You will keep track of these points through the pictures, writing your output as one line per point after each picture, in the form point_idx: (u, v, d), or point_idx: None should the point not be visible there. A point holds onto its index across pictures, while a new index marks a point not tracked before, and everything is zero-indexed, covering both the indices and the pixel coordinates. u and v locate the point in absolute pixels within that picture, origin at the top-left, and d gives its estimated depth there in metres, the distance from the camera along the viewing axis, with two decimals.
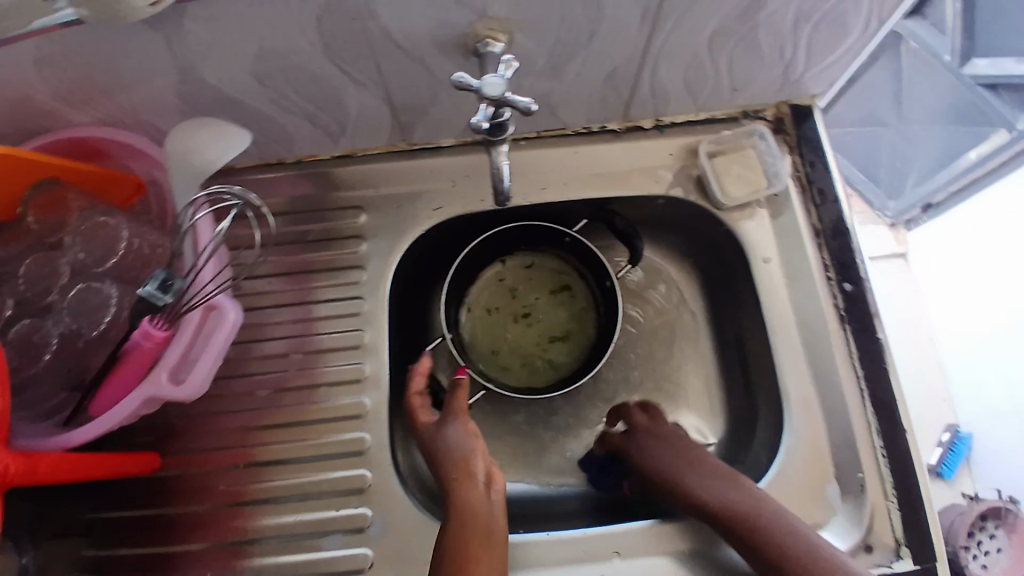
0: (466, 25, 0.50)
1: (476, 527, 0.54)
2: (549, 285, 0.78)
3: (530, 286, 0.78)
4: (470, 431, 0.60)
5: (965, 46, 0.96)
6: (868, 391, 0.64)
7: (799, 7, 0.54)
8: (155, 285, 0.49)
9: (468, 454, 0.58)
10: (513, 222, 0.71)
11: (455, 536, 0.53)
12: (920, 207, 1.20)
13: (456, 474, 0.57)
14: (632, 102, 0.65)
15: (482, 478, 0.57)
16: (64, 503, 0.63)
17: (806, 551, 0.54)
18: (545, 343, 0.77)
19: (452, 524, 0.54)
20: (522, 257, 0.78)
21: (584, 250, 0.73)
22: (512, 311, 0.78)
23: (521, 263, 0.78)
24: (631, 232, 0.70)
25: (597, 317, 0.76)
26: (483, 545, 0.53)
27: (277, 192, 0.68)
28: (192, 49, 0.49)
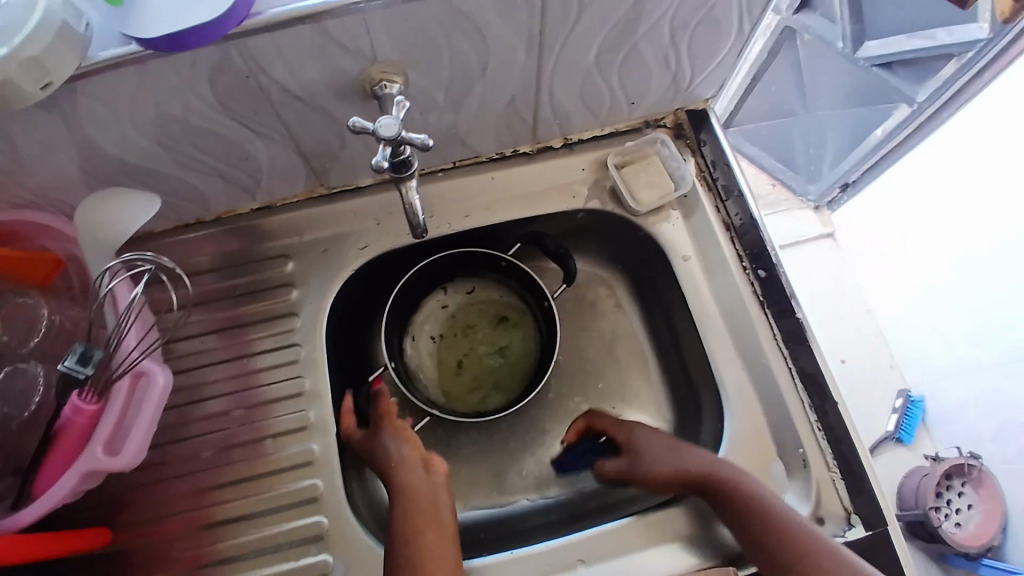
0: (358, 72, 0.53)
1: (422, 505, 0.59)
2: (490, 309, 0.80)
3: (473, 311, 0.80)
4: (403, 432, 0.65)
5: (855, 31, 0.98)
6: (797, 368, 0.67)
7: (674, 18, 0.57)
8: (74, 358, 0.51)
9: (402, 451, 0.63)
10: (446, 251, 0.73)
11: (404, 518, 0.58)
12: (838, 188, 1.29)
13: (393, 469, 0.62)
14: (538, 124, 0.68)
15: (421, 465, 0.62)
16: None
17: (773, 519, 0.58)
18: (492, 365, 0.78)
19: (399, 508, 0.59)
20: (462, 283, 0.79)
21: (521, 273, 0.74)
22: (456, 338, 0.79)
23: (463, 289, 0.79)
24: (563, 253, 0.73)
25: (539, 334, 0.77)
26: (432, 520, 0.58)
27: (199, 251, 0.69)
28: (87, 124, 0.50)
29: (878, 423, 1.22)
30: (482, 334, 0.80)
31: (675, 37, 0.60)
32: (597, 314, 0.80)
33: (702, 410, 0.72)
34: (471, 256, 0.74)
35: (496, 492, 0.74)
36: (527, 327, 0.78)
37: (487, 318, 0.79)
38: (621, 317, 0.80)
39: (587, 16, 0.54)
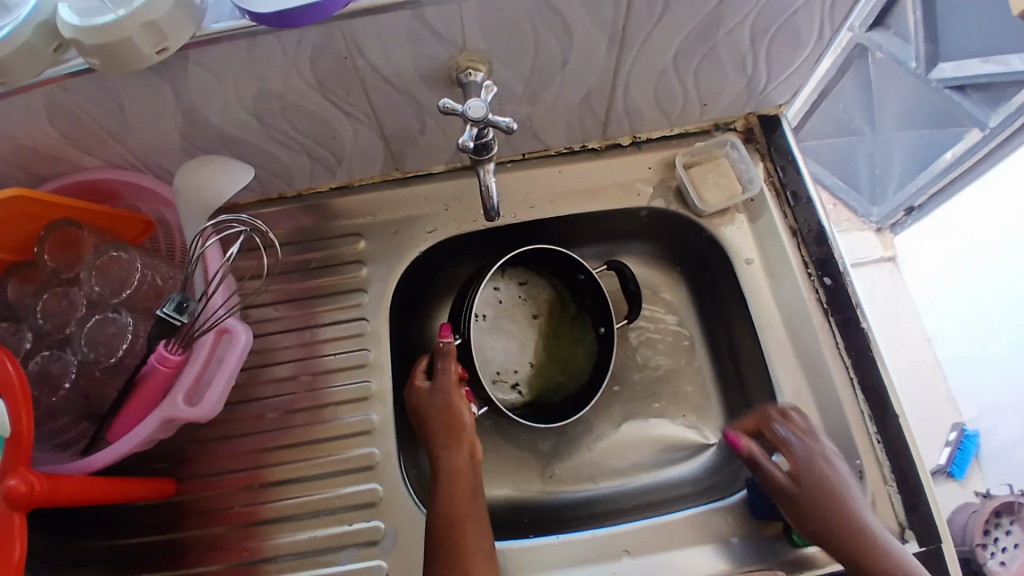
0: (447, 59, 0.55)
1: (464, 487, 0.61)
2: (540, 307, 0.78)
3: (523, 305, 0.77)
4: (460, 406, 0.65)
5: (929, 52, 0.98)
6: (857, 379, 0.66)
7: (755, 23, 0.58)
8: (172, 306, 0.55)
9: (461, 432, 0.64)
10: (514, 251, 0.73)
11: (447, 498, 0.60)
12: (903, 211, 1.26)
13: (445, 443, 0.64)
14: (608, 121, 0.70)
15: (467, 449, 0.64)
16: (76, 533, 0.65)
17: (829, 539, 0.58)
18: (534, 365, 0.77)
19: (443, 487, 0.61)
20: (518, 273, 0.77)
21: (585, 288, 0.76)
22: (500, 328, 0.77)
23: (516, 280, 0.77)
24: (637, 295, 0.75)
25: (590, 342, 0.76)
26: (470, 501, 0.60)
27: (278, 224, 0.72)
28: (194, 93, 0.53)
29: (929, 454, 1.19)
30: (527, 329, 0.77)
31: (754, 41, 0.61)
32: (664, 320, 0.80)
33: None
34: (556, 261, 0.75)
35: (541, 480, 0.75)
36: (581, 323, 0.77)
37: (534, 314, 0.77)
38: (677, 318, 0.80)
39: (670, 16, 0.55)
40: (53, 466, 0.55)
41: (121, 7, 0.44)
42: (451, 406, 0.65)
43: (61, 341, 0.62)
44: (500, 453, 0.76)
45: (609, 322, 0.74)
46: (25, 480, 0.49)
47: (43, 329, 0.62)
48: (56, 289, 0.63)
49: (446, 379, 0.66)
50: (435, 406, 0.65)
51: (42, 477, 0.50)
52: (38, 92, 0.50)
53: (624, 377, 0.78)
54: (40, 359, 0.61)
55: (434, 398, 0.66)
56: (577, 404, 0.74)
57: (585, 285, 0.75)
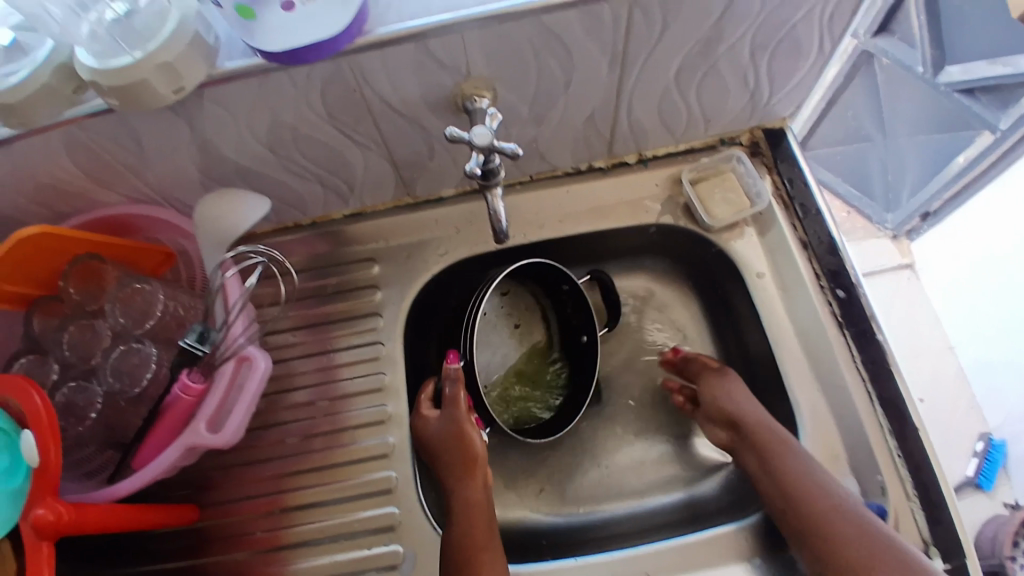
0: (452, 87, 0.57)
1: (479, 521, 0.61)
2: (521, 319, 0.79)
3: (504, 317, 0.79)
4: (469, 437, 0.65)
5: (935, 58, 0.98)
6: (875, 392, 0.66)
7: (754, 38, 0.59)
8: (193, 336, 0.57)
9: (474, 462, 0.65)
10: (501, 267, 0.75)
11: (464, 531, 0.60)
12: (919, 217, 1.25)
13: (460, 474, 0.64)
14: (614, 140, 0.71)
15: (480, 479, 0.65)
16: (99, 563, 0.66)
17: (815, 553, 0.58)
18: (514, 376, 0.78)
19: (459, 521, 0.61)
20: (501, 285, 0.78)
21: (567, 300, 0.77)
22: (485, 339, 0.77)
23: (499, 293, 0.78)
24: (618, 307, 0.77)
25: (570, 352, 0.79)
26: (486, 533, 0.61)
27: (293, 252, 0.74)
28: (210, 128, 0.55)
29: (956, 465, 1.17)
30: (507, 340, 0.79)
31: (754, 56, 0.62)
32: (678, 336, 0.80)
33: None
34: (537, 272, 0.75)
35: (560, 500, 0.75)
36: (567, 334, 0.79)
37: (515, 326, 0.79)
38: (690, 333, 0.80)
39: (669, 35, 0.56)
40: (80, 494, 0.56)
41: (137, 48, 0.46)
42: (462, 433, 0.65)
43: (87, 371, 0.64)
44: (517, 475, 0.76)
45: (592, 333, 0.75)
46: (52, 509, 0.50)
47: (69, 360, 0.64)
48: (81, 321, 0.65)
49: (456, 408, 0.66)
50: (446, 434, 0.65)
51: (70, 506, 0.51)
52: (58, 132, 0.52)
53: (636, 394, 0.79)
54: (66, 390, 0.63)
55: (444, 426, 0.66)
56: (563, 418, 0.75)
57: (568, 293, 0.76)
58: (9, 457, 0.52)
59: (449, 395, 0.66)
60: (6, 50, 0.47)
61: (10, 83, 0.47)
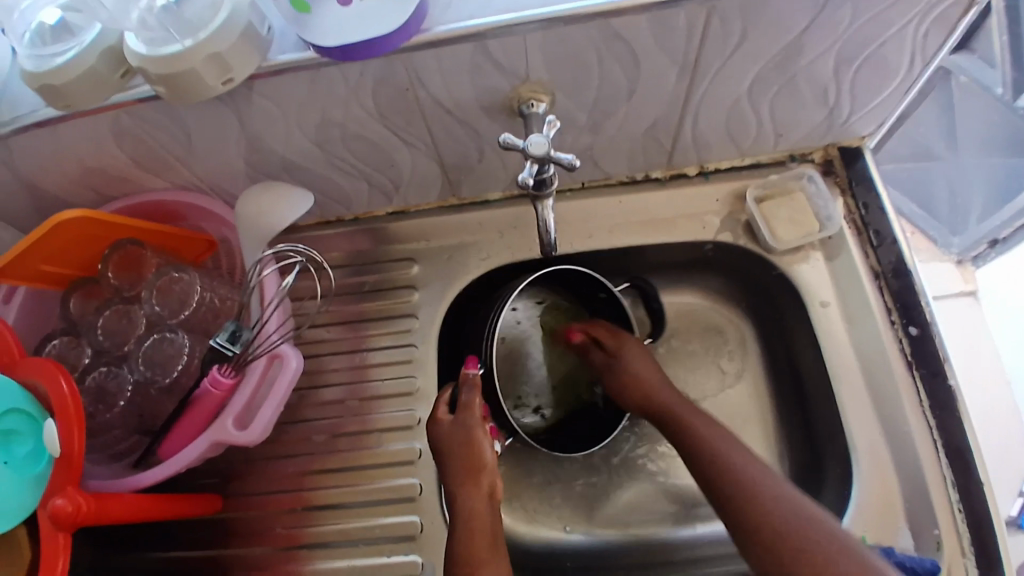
0: (509, 91, 0.54)
1: (482, 532, 0.57)
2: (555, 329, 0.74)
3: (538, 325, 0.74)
4: (473, 445, 0.61)
5: (1016, 78, 0.89)
6: (942, 440, 0.61)
7: (840, 53, 0.54)
8: (224, 336, 0.55)
9: (480, 471, 0.60)
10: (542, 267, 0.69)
11: (460, 541, 0.56)
12: (987, 244, 1.14)
13: (464, 481, 0.59)
14: (674, 151, 0.66)
15: (486, 490, 0.59)
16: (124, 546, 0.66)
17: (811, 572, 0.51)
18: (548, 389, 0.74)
19: (457, 528, 0.57)
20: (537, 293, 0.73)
21: (611, 306, 0.71)
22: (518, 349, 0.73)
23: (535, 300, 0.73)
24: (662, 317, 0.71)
25: None
26: (488, 548, 0.56)
27: (335, 246, 0.72)
28: (258, 122, 0.54)
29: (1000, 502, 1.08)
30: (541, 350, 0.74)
31: (837, 72, 0.57)
32: (726, 362, 0.76)
33: (826, 473, 0.67)
34: (572, 280, 0.70)
35: (587, 521, 0.72)
36: None
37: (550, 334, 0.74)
38: (739, 356, 0.76)
39: (746, 46, 0.52)
40: (104, 483, 0.56)
41: (187, 37, 0.44)
42: (474, 440, 0.61)
43: (119, 358, 0.64)
44: (548, 489, 0.73)
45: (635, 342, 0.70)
46: (72, 501, 0.49)
47: (103, 346, 0.64)
48: (117, 306, 0.64)
49: (469, 412, 0.62)
50: (457, 440, 0.61)
51: (90, 497, 0.51)
52: (105, 116, 0.51)
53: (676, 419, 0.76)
54: (97, 374, 0.63)
55: (456, 430, 0.62)
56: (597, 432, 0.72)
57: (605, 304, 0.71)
58: (32, 444, 0.52)
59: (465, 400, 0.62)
60: (52, 29, 0.46)
61: (56, 64, 0.46)
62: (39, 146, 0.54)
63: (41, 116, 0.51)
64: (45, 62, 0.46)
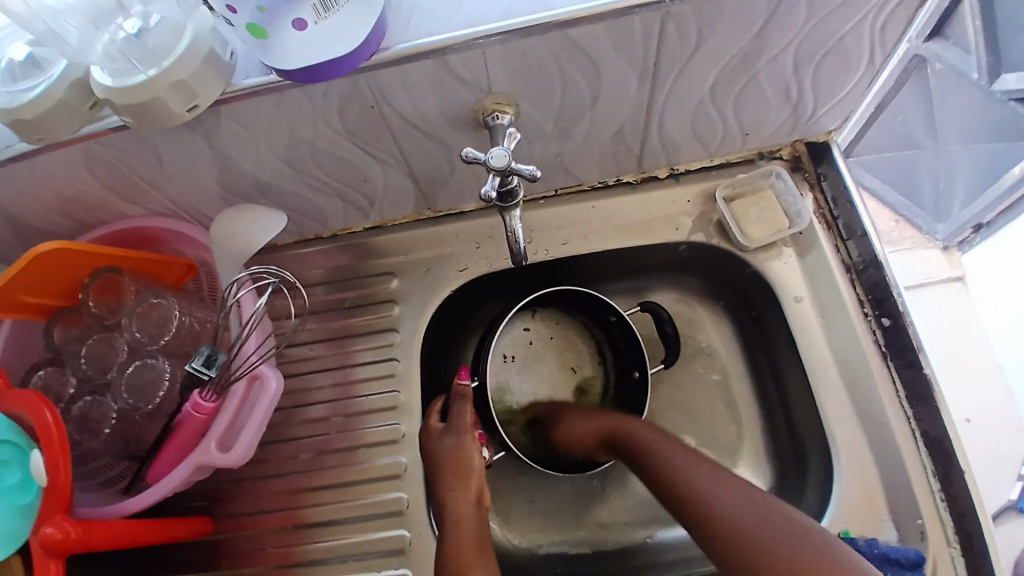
0: (473, 103, 0.55)
1: (467, 536, 0.57)
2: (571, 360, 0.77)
3: (553, 348, 0.77)
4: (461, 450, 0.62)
5: (991, 63, 0.91)
6: (921, 430, 0.62)
7: (798, 50, 0.55)
8: (200, 360, 0.56)
9: (467, 475, 0.61)
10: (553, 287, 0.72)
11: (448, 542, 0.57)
12: (971, 229, 1.11)
13: (451, 488, 0.61)
14: (643, 155, 0.67)
15: (474, 494, 0.61)
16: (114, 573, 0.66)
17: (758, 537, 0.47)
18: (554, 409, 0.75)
19: (445, 531, 0.58)
20: (552, 314, 0.77)
21: (621, 331, 0.72)
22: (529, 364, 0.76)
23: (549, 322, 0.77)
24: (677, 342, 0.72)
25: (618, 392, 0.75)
26: (474, 551, 0.56)
27: (315, 264, 0.73)
28: (229, 145, 0.54)
29: (997, 489, 1.06)
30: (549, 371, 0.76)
31: (798, 69, 0.58)
32: (706, 360, 0.77)
33: (809, 466, 0.67)
34: (585, 303, 0.73)
35: (577, 527, 0.72)
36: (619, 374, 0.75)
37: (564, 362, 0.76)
38: (719, 354, 0.77)
39: (706, 48, 0.53)
40: (93, 509, 0.56)
41: (152, 66, 0.45)
42: (463, 447, 0.62)
43: (103, 386, 0.64)
44: (537, 497, 0.74)
45: (643, 366, 0.71)
46: (60, 528, 0.50)
47: (88, 374, 0.64)
48: (99, 334, 0.65)
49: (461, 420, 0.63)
50: (446, 450, 0.62)
51: (78, 523, 0.51)
52: (78, 146, 0.52)
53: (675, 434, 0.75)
54: (83, 402, 0.63)
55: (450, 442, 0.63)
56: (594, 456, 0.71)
57: (616, 326, 0.73)
58: (20, 474, 0.53)
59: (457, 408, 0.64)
60: (22, 65, 0.46)
61: (26, 99, 0.46)
62: (14, 179, 0.55)
63: (15, 151, 0.51)
64: (17, 97, 0.46)
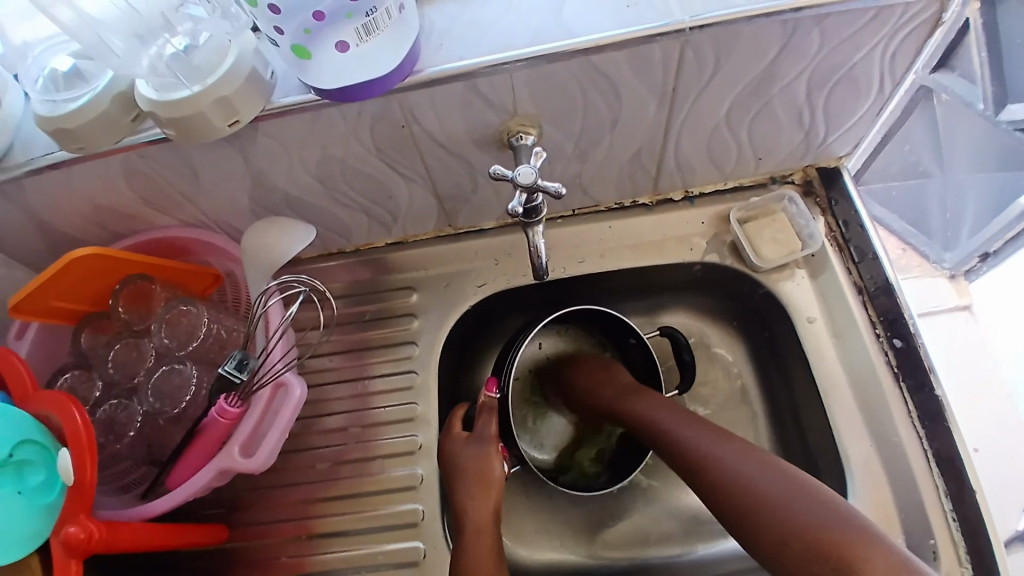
0: (499, 124, 0.57)
1: (484, 548, 0.59)
2: None
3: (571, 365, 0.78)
4: (487, 456, 0.64)
5: (997, 93, 0.92)
6: (932, 449, 0.63)
7: (811, 78, 0.57)
8: (233, 363, 0.57)
9: (490, 482, 0.63)
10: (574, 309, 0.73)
11: (468, 550, 0.59)
12: (978, 258, 1.12)
13: (477, 493, 0.63)
14: (659, 177, 0.69)
15: (495, 502, 0.63)
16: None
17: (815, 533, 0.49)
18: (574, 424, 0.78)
19: (465, 539, 0.60)
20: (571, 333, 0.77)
21: (640, 353, 0.73)
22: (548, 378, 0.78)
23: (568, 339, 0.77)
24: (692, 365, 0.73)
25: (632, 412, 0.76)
26: (493, 563, 0.58)
27: (336, 277, 0.75)
28: (262, 160, 0.57)
29: (1007, 518, 1.04)
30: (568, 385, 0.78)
31: (810, 96, 0.60)
32: (718, 379, 0.78)
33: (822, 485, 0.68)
34: (606, 323, 0.74)
35: (588, 543, 0.73)
36: None
37: None
38: (732, 374, 0.78)
39: (721, 75, 0.55)
40: (114, 512, 0.57)
41: (196, 82, 0.47)
42: (488, 455, 0.64)
43: (128, 390, 0.66)
44: (550, 513, 0.75)
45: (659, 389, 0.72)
46: (84, 527, 0.51)
47: (114, 379, 0.66)
48: (127, 340, 0.66)
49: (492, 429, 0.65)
50: (469, 460, 0.63)
51: (101, 524, 0.52)
52: (115, 157, 0.54)
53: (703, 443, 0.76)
54: (107, 406, 0.65)
55: (473, 452, 0.64)
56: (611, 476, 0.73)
57: (635, 348, 0.73)
58: (44, 474, 0.53)
59: (484, 420, 0.66)
60: (66, 76, 0.49)
61: (69, 108, 0.48)
62: (54, 187, 0.57)
63: (53, 158, 0.54)
64: (59, 106, 0.48)
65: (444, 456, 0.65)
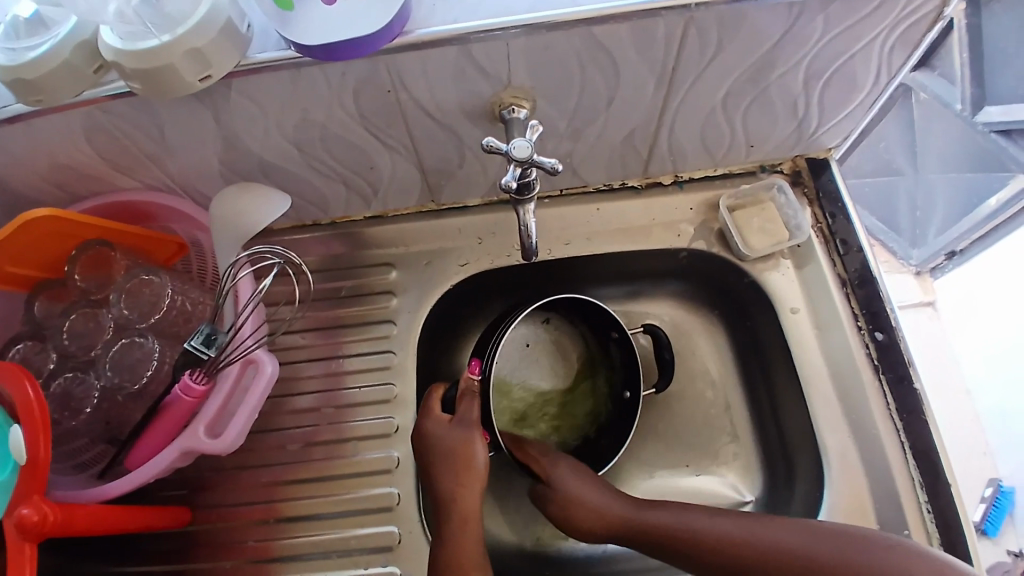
0: (491, 96, 0.54)
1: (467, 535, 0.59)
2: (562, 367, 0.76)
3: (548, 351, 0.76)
4: (466, 444, 0.61)
5: (975, 95, 0.94)
6: (909, 443, 0.63)
7: (809, 68, 0.56)
8: (200, 339, 0.54)
9: (472, 465, 0.61)
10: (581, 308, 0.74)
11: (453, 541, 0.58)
12: (944, 256, 1.14)
13: (459, 480, 0.61)
14: (651, 159, 0.68)
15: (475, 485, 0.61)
16: (85, 562, 0.63)
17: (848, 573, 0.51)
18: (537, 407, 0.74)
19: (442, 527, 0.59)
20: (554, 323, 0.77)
21: (623, 347, 0.72)
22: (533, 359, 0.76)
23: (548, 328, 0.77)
24: (671, 364, 0.72)
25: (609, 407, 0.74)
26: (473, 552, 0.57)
27: (310, 251, 0.71)
28: (237, 121, 0.53)
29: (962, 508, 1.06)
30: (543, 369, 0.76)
31: (808, 86, 0.59)
32: (698, 367, 0.77)
33: (799, 474, 0.68)
34: (587, 312, 0.72)
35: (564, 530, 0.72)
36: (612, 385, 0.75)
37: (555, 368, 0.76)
38: (710, 363, 0.77)
39: (721, 58, 0.54)
40: (70, 493, 0.54)
41: (166, 32, 0.43)
42: (470, 439, 0.62)
43: (85, 363, 0.62)
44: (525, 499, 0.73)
45: (635, 386, 0.71)
46: (38, 510, 0.47)
47: (68, 351, 0.62)
48: (84, 309, 0.62)
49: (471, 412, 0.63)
50: (445, 444, 0.61)
51: (56, 506, 0.49)
52: (78, 112, 0.50)
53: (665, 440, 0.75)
54: (63, 380, 0.61)
55: (448, 436, 0.62)
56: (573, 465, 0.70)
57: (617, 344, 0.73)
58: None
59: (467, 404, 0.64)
60: (28, 22, 0.44)
61: (28, 58, 0.44)
62: (6, 141, 0.52)
63: (11, 111, 0.49)
64: (18, 56, 0.44)
65: (420, 438, 0.63)
